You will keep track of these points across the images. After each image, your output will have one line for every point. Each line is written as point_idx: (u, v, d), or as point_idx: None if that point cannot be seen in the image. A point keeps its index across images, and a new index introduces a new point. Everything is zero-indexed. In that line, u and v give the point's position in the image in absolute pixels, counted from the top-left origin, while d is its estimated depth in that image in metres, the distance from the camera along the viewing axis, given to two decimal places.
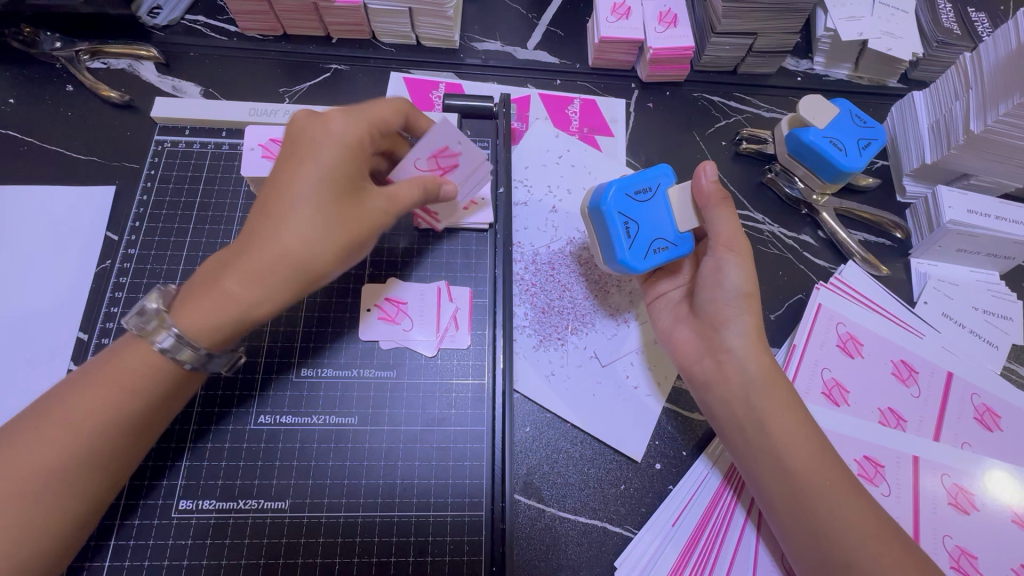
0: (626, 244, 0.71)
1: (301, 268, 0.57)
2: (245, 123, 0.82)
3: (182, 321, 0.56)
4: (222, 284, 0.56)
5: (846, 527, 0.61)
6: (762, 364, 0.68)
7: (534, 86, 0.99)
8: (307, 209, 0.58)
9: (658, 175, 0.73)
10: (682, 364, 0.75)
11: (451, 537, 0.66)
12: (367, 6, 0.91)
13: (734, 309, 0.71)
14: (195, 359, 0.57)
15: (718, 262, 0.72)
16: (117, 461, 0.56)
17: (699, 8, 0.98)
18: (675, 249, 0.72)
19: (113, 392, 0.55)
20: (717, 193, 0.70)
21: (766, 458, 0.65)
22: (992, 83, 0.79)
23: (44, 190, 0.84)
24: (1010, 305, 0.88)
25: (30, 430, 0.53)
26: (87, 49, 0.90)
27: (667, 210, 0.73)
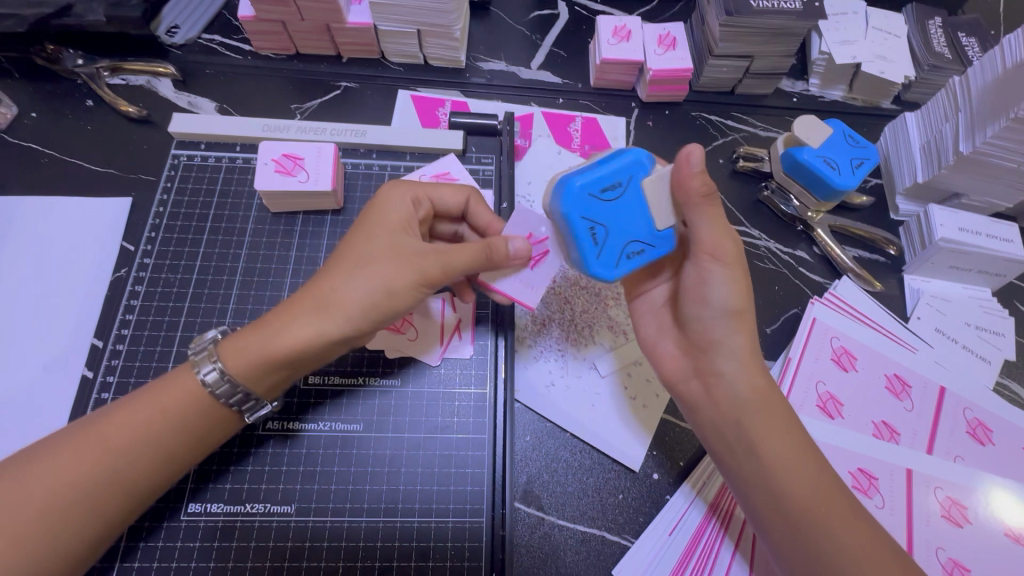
0: (595, 254, 0.60)
1: (329, 299, 0.60)
2: (258, 139, 0.85)
3: (228, 363, 0.60)
4: (267, 319, 0.61)
5: (842, 550, 0.60)
6: (753, 384, 0.65)
7: (537, 105, 1.03)
8: (350, 252, 0.62)
9: (627, 162, 0.60)
10: (670, 384, 0.74)
11: (452, 543, 0.68)
12: (377, 28, 0.95)
13: (722, 327, 0.66)
14: (235, 400, 0.61)
15: (703, 274, 0.65)
16: (142, 485, 0.58)
17: (697, 32, 1.02)
18: (652, 252, 0.62)
19: (151, 414, 0.59)
20: (699, 189, 0.59)
21: (759, 481, 0.64)
22: (979, 106, 0.81)
23: (63, 201, 0.87)
24: (1001, 321, 0.90)
25: (69, 444, 0.57)
26: (107, 66, 0.94)
27: (640, 205, 0.61)
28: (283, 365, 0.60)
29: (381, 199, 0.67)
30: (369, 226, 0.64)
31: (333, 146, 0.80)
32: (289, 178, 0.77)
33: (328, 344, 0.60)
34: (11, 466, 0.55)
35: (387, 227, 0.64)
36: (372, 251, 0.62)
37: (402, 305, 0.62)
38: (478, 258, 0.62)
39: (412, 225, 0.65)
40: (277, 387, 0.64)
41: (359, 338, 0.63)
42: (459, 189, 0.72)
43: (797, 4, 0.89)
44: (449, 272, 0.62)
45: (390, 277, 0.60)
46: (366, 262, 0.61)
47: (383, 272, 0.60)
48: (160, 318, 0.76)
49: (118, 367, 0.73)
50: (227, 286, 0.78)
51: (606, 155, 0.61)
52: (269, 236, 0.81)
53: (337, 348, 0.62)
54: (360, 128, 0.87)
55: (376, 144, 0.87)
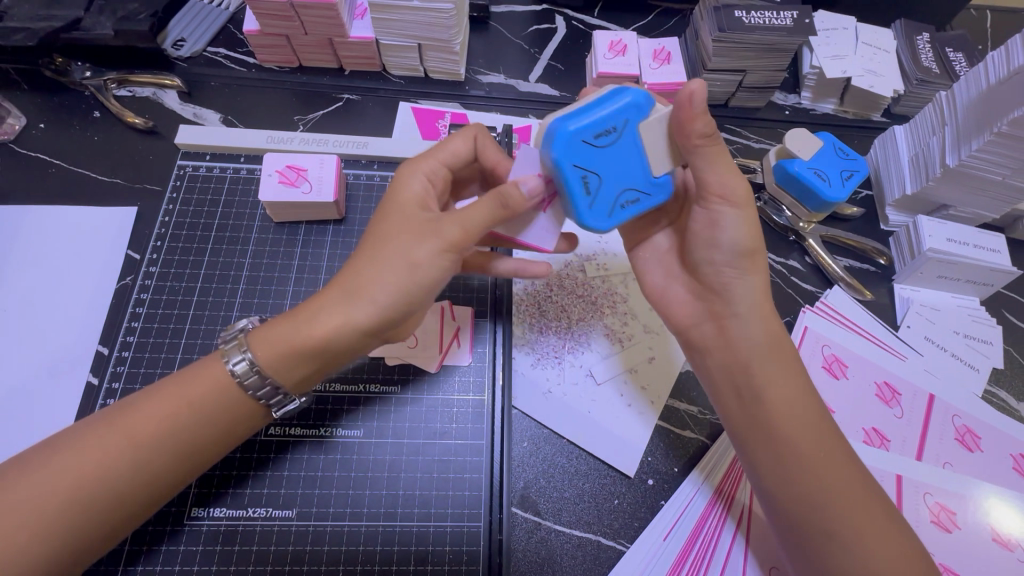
0: (587, 205, 0.62)
1: (355, 285, 0.61)
2: (262, 150, 0.87)
3: (259, 354, 0.62)
4: (298, 309, 0.63)
5: (828, 494, 0.62)
6: (766, 330, 0.68)
7: (535, 117, 1.05)
8: (374, 239, 0.64)
9: (625, 106, 0.59)
10: (678, 330, 0.75)
11: (450, 548, 0.69)
12: (378, 42, 0.97)
13: (735, 269, 0.67)
14: (262, 393, 0.62)
15: (714, 216, 0.66)
16: (165, 478, 0.60)
17: (691, 46, 1.04)
18: (647, 200, 0.64)
19: (176, 407, 0.60)
20: (700, 130, 0.59)
21: (759, 423, 0.67)
22: (965, 121, 0.83)
23: (70, 210, 0.89)
24: (989, 330, 0.92)
25: (93, 435, 0.58)
26: (115, 78, 0.96)
27: (636, 152, 0.62)
28: (313, 352, 0.62)
29: (397, 182, 0.68)
30: (392, 207, 0.65)
31: (336, 158, 0.82)
32: (293, 188, 0.79)
33: (357, 332, 0.62)
34: (33, 460, 0.57)
35: (409, 208, 0.65)
36: (392, 233, 0.63)
37: (427, 279, 0.62)
38: (495, 209, 0.60)
39: (426, 199, 0.66)
40: (306, 381, 0.65)
41: (389, 328, 0.64)
42: (463, 138, 0.72)
43: (788, 20, 0.91)
44: (468, 232, 0.61)
45: (411, 252, 0.61)
46: (388, 244, 0.62)
47: (405, 249, 0.61)
48: (164, 325, 0.77)
49: (123, 374, 0.74)
50: (231, 294, 0.80)
51: (602, 97, 0.60)
52: (272, 245, 0.83)
53: (368, 339, 0.64)
54: (362, 140, 0.89)
55: (378, 155, 0.89)
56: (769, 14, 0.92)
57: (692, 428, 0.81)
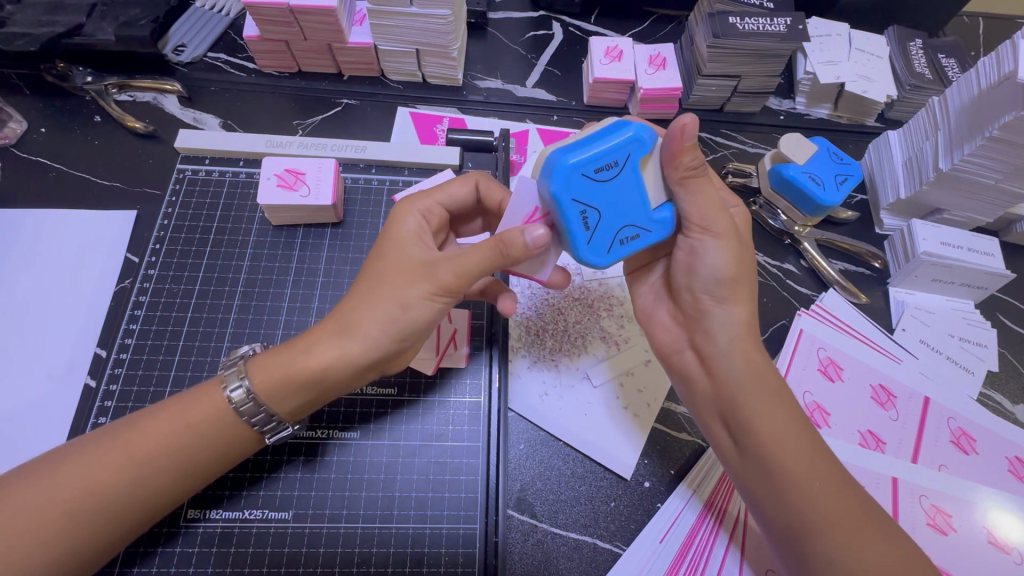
0: (586, 239, 0.60)
1: (349, 320, 0.63)
2: (261, 154, 0.88)
3: (256, 383, 0.62)
4: (294, 340, 0.64)
5: (823, 525, 0.60)
6: (746, 359, 0.67)
7: (532, 121, 1.06)
8: (369, 275, 0.65)
9: (627, 140, 0.59)
10: (662, 356, 0.76)
11: (447, 550, 0.69)
12: (377, 48, 0.98)
13: (716, 296, 0.68)
14: (258, 421, 0.63)
15: (696, 245, 0.66)
16: (157, 500, 0.60)
17: (686, 52, 1.05)
18: (647, 237, 0.64)
19: (176, 427, 0.61)
20: (688, 163, 0.60)
21: (747, 454, 0.66)
22: (957, 126, 0.84)
23: (70, 213, 0.89)
24: (984, 333, 0.92)
25: (94, 450, 0.59)
26: (115, 83, 0.97)
27: (636, 188, 0.62)
28: (306, 384, 0.63)
29: (395, 216, 0.69)
30: (389, 246, 0.67)
31: (334, 162, 0.82)
32: (291, 192, 0.79)
33: (352, 366, 0.63)
34: (39, 468, 0.58)
35: (406, 247, 0.66)
36: (387, 271, 0.65)
37: (420, 318, 0.64)
38: (494, 256, 0.62)
39: (423, 237, 0.68)
40: (301, 410, 0.65)
41: (383, 361, 0.66)
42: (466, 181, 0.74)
43: (781, 27, 0.93)
44: (463, 277, 0.63)
45: (405, 292, 0.63)
46: (383, 280, 0.64)
47: (399, 290, 0.63)
48: (163, 328, 0.77)
49: (120, 376, 0.74)
50: (229, 297, 0.80)
51: (602, 129, 0.59)
52: (271, 248, 0.84)
53: (363, 372, 0.65)
54: (360, 144, 0.90)
55: (376, 159, 0.90)
56: (763, 21, 0.93)
57: (688, 431, 0.82)
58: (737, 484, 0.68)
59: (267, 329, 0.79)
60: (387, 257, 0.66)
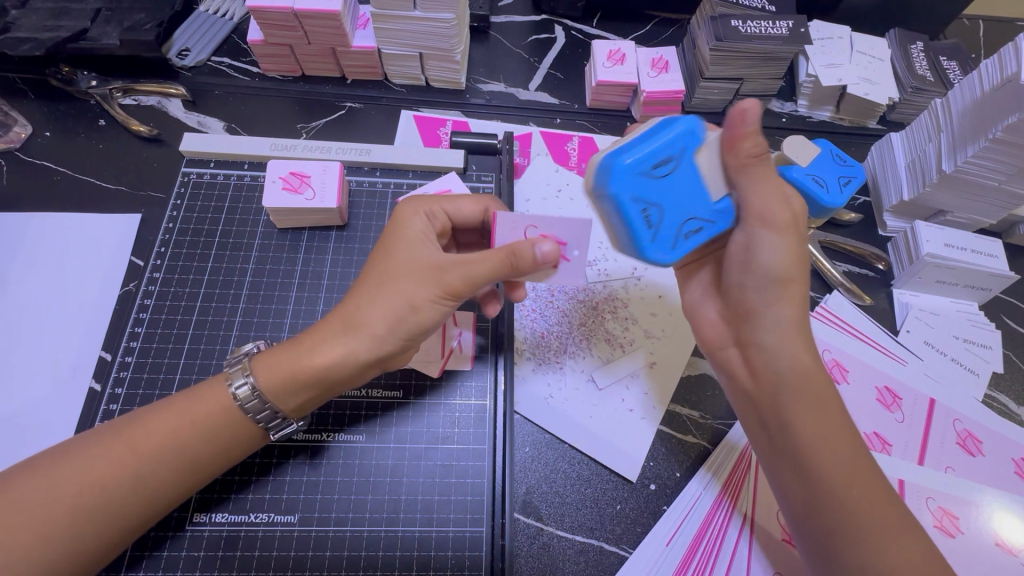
0: (650, 237, 0.61)
1: (356, 319, 0.63)
2: (266, 157, 0.88)
3: (261, 377, 0.63)
4: (299, 337, 0.65)
5: (861, 532, 0.60)
6: (794, 359, 0.65)
7: (535, 124, 1.06)
8: (375, 273, 0.65)
9: (679, 134, 0.62)
10: (709, 350, 0.77)
11: (453, 552, 0.69)
12: (381, 51, 0.98)
13: (768, 293, 0.67)
14: (262, 416, 0.63)
15: (752, 240, 0.66)
16: (161, 497, 0.60)
17: (689, 55, 1.06)
18: (709, 228, 0.65)
19: (179, 423, 0.61)
20: (748, 150, 0.62)
21: (788, 450, 0.65)
22: (960, 127, 0.84)
23: (74, 217, 0.89)
24: (988, 334, 0.92)
25: (97, 447, 0.59)
26: (120, 88, 0.97)
27: (693, 181, 0.64)
28: (313, 382, 0.63)
29: (402, 217, 0.70)
30: (397, 247, 0.67)
31: (339, 165, 0.83)
32: (296, 195, 0.79)
33: (358, 364, 0.63)
34: (46, 464, 0.58)
35: (415, 249, 0.67)
36: (394, 271, 0.65)
37: (426, 320, 0.64)
38: (502, 265, 0.63)
39: (429, 240, 0.68)
40: (306, 407, 0.65)
41: (389, 359, 0.66)
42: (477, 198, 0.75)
43: (784, 30, 0.93)
44: (471, 282, 0.63)
45: (413, 292, 0.63)
46: (389, 279, 0.64)
47: (407, 289, 0.63)
48: (168, 331, 0.77)
49: (125, 380, 0.74)
50: (234, 300, 0.80)
51: (654, 129, 0.61)
52: (276, 251, 0.84)
53: (366, 369, 0.65)
54: (364, 147, 0.90)
55: (380, 162, 0.90)
56: (765, 24, 0.93)
57: (694, 433, 0.81)
58: (773, 480, 0.68)
59: (272, 332, 0.78)
60: (395, 257, 0.66)
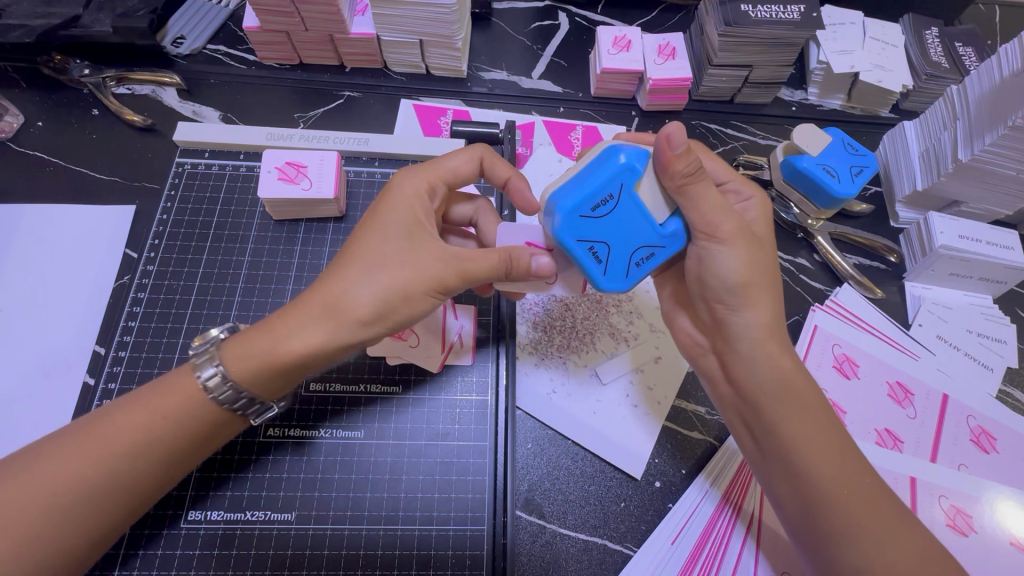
0: (601, 272, 0.60)
1: (337, 304, 0.59)
2: (262, 147, 0.86)
3: (235, 368, 0.59)
4: (270, 320, 0.60)
5: (854, 531, 0.59)
6: (771, 368, 0.64)
7: (538, 114, 1.03)
8: (360, 250, 0.62)
9: (616, 172, 0.58)
10: (689, 356, 0.75)
11: (453, 552, 0.67)
12: (380, 38, 0.96)
13: (731, 304, 0.64)
14: (238, 404, 0.60)
15: (705, 252, 0.63)
16: (139, 491, 0.58)
17: (696, 42, 1.03)
18: (660, 253, 0.62)
19: (151, 418, 0.58)
20: (682, 171, 0.57)
21: (774, 458, 0.64)
22: (977, 114, 0.81)
23: (67, 209, 0.88)
24: (1002, 328, 0.90)
25: (70, 445, 0.56)
26: (113, 76, 0.95)
27: (637, 211, 0.60)
28: (291, 370, 0.59)
29: (402, 192, 0.66)
30: (389, 225, 0.63)
31: (336, 154, 0.80)
32: (293, 185, 0.77)
33: (340, 349, 0.60)
34: (26, 459, 0.56)
35: (398, 230, 0.63)
36: (386, 256, 0.61)
37: (415, 311, 0.61)
38: (498, 267, 0.63)
39: (425, 223, 0.65)
40: (282, 389, 0.63)
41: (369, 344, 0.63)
42: (472, 154, 0.73)
43: (795, 15, 0.90)
44: (465, 279, 0.62)
45: (408, 283, 0.59)
46: (383, 263, 0.60)
47: (398, 279, 0.59)
48: (162, 324, 0.76)
49: (119, 375, 0.72)
50: (230, 292, 0.79)
51: (594, 166, 0.59)
52: (272, 243, 0.82)
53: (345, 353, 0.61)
54: (362, 137, 0.88)
55: (379, 152, 0.88)
56: (776, 8, 0.91)
57: (700, 429, 0.80)
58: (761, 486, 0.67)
59: None
60: (375, 241, 0.62)
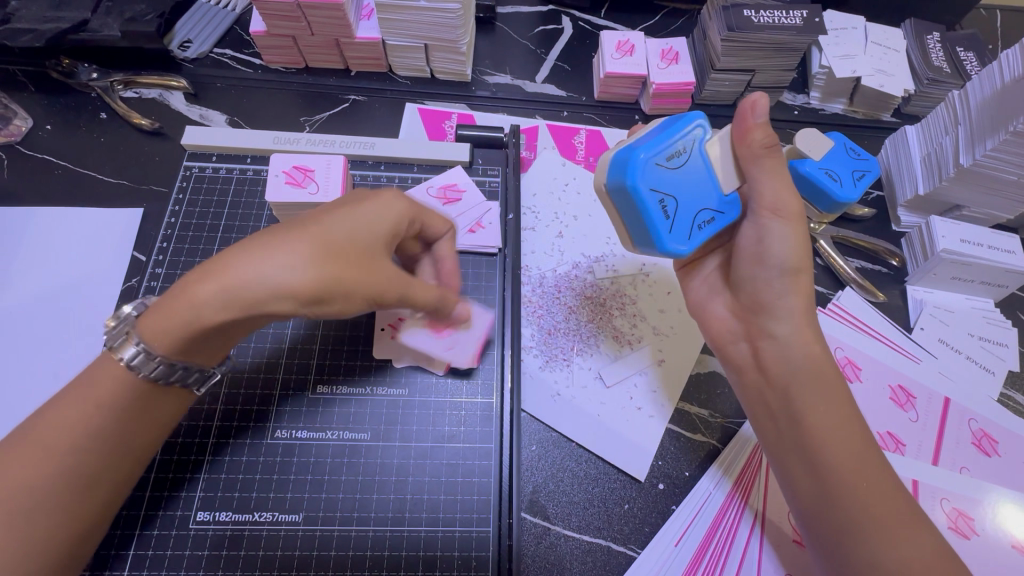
0: (668, 227, 0.62)
1: (274, 276, 0.50)
2: (269, 151, 0.87)
3: (149, 337, 0.54)
4: (189, 282, 0.52)
5: (873, 523, 0.58)
6: (807, 351, 0.65)
7: (542, 117, 1.04)
8: (311, 224, 0.55)
9: (694, 129, 0.64)
10: (717, 345, 0.75)
11: (459, 552, 0.68)
12: (385, 42, 0.97)
13: (780, 287, 0.66)
14: (157, 373, 0.56)
15: (762, 229, 0.66)
16: (97, 479, 0.56)
17: (699, 47, 1.04)
18: (721, 218, 0.66)
19: (84, 410, 0.55)
20: (761, 139, 0.63)
21: (797, 446, 0.64)
22: (978, 120, 0.82)
23: (76, 212, 0.89)
24: (1004, 332, 0.90)
25: (8, 452, 0.53)
26: (121, 80, 0.96)
27: (706, 173, 0.65)
28: (202, 335, 0.54)
29: (376, 193, 0.61)
30: (357, 218, 0.57)
31: (343, 158, 0.81)
32: (299, 189, 0.78)
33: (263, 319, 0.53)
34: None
35: (358, 221, 0.57)
36: (331, 234, 0.54)
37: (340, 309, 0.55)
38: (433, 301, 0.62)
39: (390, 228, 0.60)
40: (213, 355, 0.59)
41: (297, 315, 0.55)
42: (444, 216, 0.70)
43: (797, 20, 0.91)
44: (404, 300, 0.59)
45: (346, 275, 0.53)
46: (330, 243, 0.53)
47: (338, 272, 0.53)
48: None
49: None
50: None
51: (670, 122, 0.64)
52: None
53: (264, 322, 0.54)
54: (368, 141, 0.89)
55: (385, 156, 0.88)
56: (779, 14, 0.91)
57: (704, 432, 0.80)
58: (779, 478, 0.67)
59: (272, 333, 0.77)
60: (330, 224, 0.55)
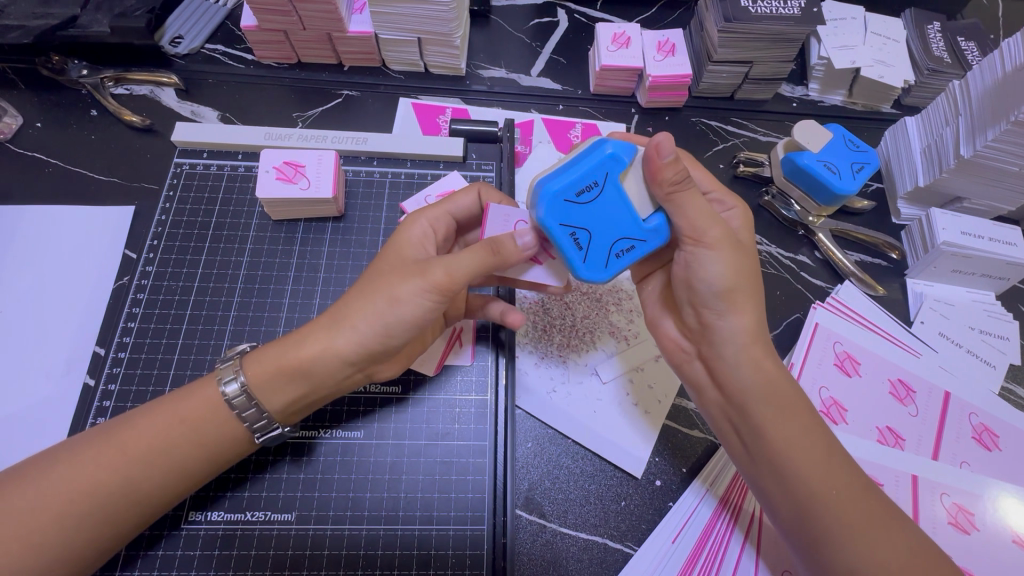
0: (582, 260, 0.60)
1: (342, 312, 0.62)
2: (260, 147, 0.86)
3: (251, 377, 0.61)
4: (288, 334, 0.63)
5: (847, 531, 0.58)
6: (755, 370, 0.63)
7: (537, 111, 1.03)
8: (372, 270, 0.65)
9: (600, 159, 0.59)
10: (674, 362, 0.73)
11: (453, 551, 0.67)
12: (378, 37, 0.95)
13: (717, 310, 0.64)
14: (250, 416, 0.61)
15: (690, 257, 0.63)
16: (154, 500, 0.58)
17: (696, 38, 1.02)
18: (643, 247, 0.61)
19: (169, 424, 0.59)
20: (670, 179, 0.58)
21: (764, 461, 0.63)
22: (979, 110, 0.80)
23: (65, 211, 0.88)
24: (1005, 325, 0.89)
25: (84, 450, 0.57)
26: (112, 77, 0.95)
27: (620, 201, 0.60)
28: (298, 378, 0.61)
29: (426, 217, 0.69)
30: (400, 244, 0.67)
31: (333, 153, 0.80)
32: (290, 185, 0.77)
33: (341, 360, 0.61)
34: (30, 470, 0.56)
35: (401, 245, 0.66)
36: (383, 269, 0.64)
37: (407, 314, 0.61)
38: (485, 256, 0.61)
39: (427, 244, 0.68)
40: (292, 407, 0.63)
41: (371, 359, 0.64)
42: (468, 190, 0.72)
43: (795, 10, 0.90)
44: (453, 275, 0.61)
45: (387, 305, 0.61)
46: (377, 278, 0.63)
47: (390, 285, 0.61)
48: (161, 325, 0.76)
49: (120, 376, 0.73)
50: (229, 293, 0.78)
51: (580, 154, 0.60)
52: (271, 243, 0.82)
53: (349, 368, 0.63)
54: (361, 136, 0.88)
55: (377, 151, 0.87)
56: (776, 4, 0.90)
57: (701, 428, 0.79)
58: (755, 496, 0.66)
59: (264, 339, 0.76)
60: (386, 258, 0.65)
